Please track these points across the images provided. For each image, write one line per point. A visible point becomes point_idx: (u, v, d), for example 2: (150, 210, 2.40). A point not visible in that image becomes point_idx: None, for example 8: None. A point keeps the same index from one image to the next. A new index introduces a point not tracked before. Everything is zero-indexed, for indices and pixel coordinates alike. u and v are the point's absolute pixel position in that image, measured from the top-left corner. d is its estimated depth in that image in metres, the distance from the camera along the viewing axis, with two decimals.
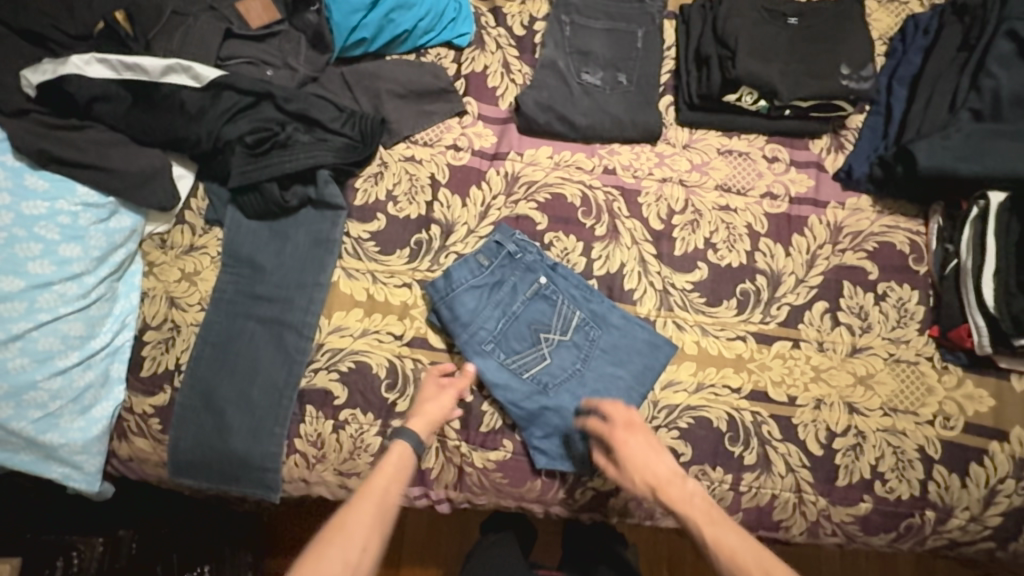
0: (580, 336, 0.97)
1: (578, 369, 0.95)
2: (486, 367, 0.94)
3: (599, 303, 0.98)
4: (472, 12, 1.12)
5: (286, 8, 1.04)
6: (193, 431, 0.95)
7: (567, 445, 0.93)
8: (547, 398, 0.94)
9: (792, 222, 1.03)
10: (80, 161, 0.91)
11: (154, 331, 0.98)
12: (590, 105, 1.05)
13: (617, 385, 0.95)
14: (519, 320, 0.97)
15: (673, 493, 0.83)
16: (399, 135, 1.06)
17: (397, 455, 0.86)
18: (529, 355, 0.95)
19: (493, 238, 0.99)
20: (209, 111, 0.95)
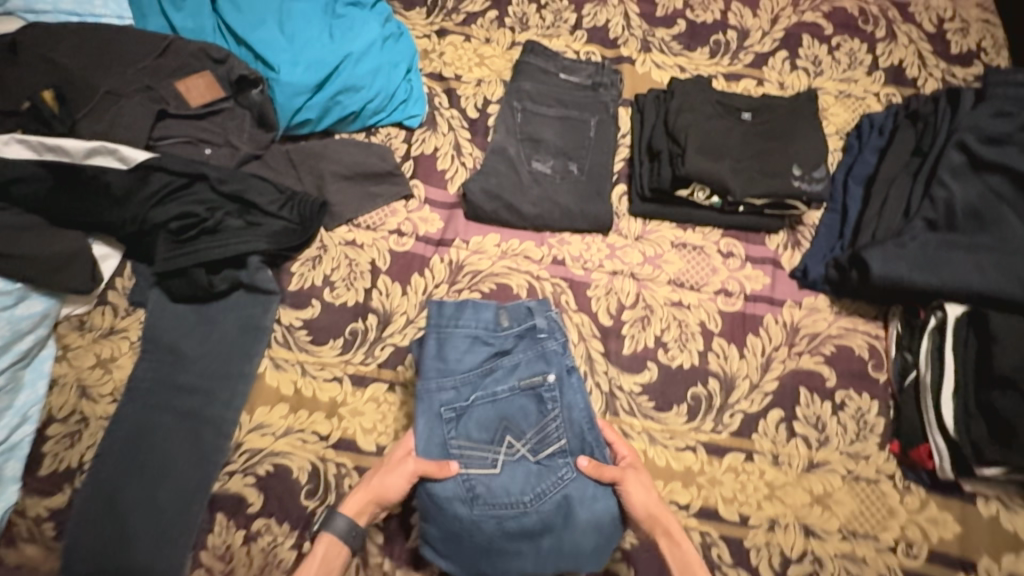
0: (548, 464, 0.82)
1: (521, 501, 0.80)
2: (431, 433, 0.82)
3: (588, 444, 0.83)
4: (425, 93, 1.10)
5: (231, 86, 0.99)
6: (90, 540, 0.86)
7: (463, 561, 0.79)
8: (463, 507, 0.79)
9: (746, 321, 0.98)
10: None
11: (60, 424, 0.91)
12: (540, 194, 1.01)
13: (556, 536, 0.79)
14: (494, 404, 0.85)
15: (672, 524, 0.79)
16: (342, 218, 1.02)
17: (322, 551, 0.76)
18: (479, 452, 0.83)
19: (526, 303, 0.88)
20: (136, 194, 0.91)
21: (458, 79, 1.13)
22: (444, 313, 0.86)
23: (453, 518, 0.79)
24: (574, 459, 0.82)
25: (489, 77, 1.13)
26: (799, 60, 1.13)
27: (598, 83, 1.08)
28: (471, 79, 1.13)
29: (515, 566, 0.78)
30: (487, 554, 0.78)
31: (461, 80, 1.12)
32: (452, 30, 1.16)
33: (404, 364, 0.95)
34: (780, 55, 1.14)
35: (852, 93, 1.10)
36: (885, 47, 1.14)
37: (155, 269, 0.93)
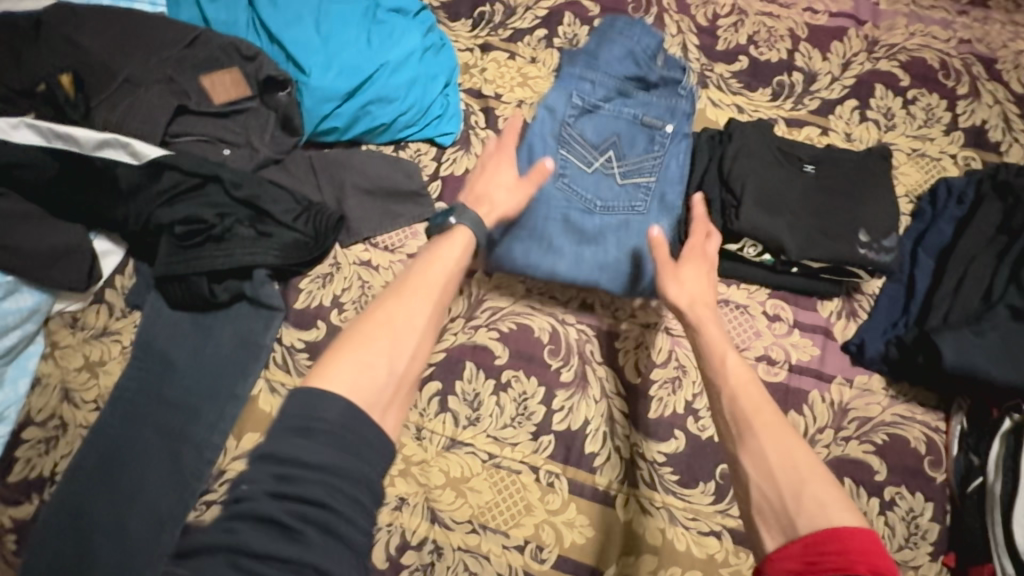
0: (629, 190, 0.92)
1: (592, 204, 0.92)
2: (546, 137, 0.93)
3: (669, 199, 0.92)
4: (462, 110, 1.03)
5: (257, 85, 0.94)
6: (49, 558, 0.80)
7: (519, 231, 0.90)
8: (550, 186, 0.92)
9: (788, 396, 0.88)
10: None
11: (37, 427, 0.85)
12: (576, 229, 0.91)
13: (599, 250, 0.90)
14: (616, 120, 0.94)
15: (708, 314, 0.75)
16: (359, 236, 0.95)
17: (453, 238, 0.74)
18: (600, 128, 0.94)
19: (682, 63, 0.98)
20: (145, 193, 0.85)
21: (498, 98, 1.06)
22: (597, 36, 0.97)
23: (531, 207, 0.91)
24: (653, 203, 0.92)
25: (531, 98, 1.06)
26: (869, 111, 1.04)
27: None
28: (511, 99, 1.06)
29: (556, 261, 0.90)
30: (536, 237, 0.90)
31: (502, 99, 1.05)
32: (496, 46, 1.10)
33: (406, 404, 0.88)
34: (849, 103, 1.04)
35: (927, 153, 1.01)
36: (966, 105, 1.04)
37: (155, 273, 0.87)
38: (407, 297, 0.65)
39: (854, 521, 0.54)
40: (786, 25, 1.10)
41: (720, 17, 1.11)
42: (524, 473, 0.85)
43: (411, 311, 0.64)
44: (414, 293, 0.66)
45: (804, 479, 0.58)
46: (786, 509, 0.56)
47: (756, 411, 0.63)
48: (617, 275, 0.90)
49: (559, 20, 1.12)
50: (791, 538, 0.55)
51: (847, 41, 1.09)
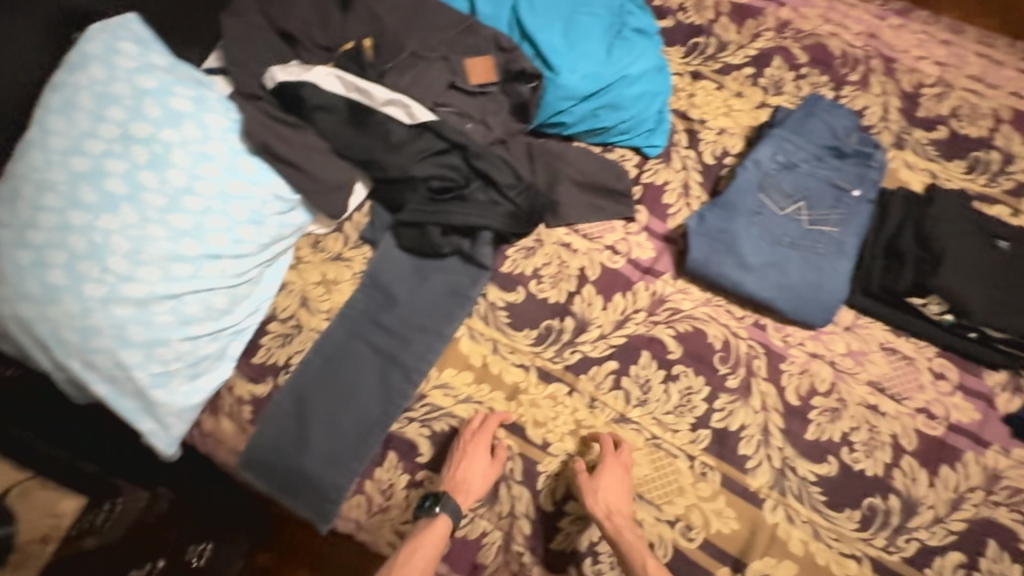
0: (812, 235, 0.98)
1: (780, 240, 0.98)
2: (746, 180, 1.00)
3: (847, 250, 0.97)
4: (670, 127, 1.13)
5: (507, 75, 1.07)
6: (276, 432, 0.95)
7: (716, 241, 0.99)
8: (745, 222, 0.99)
9: (943, 450, 0.93)
10: (290, 158, 0.93)
11: (279, 323, 1.01)
12: (770, 255, 0.98)
13: (780, 280, 0.97)
14: (811, 178, 1.01)
15: (623, 525, 0.85)
16: (564, 221, 1.06)
17: (434, 529, 0.85)
18: (796, 182, 1.01)
19: (874, 141, 1.04)
20: (409, 146, 0.99)
21: (703, 122, 1.15)
22: (804, 107, 1.04)
23: (728, 226, 0.99)
24: (833, 251, 0.97)
25: (733, 129, 1.15)
26: None
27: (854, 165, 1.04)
28: (714, 126, 1.15)
29: (739, 277, 0.97)
30: (729, 252, 0.98)
31: (706, 124, 1.15)
32: (706, 76, 1.20)
33: (587, 374, 0.98)
34: None
35: None
36: None
37: (399, 215, 1.02)
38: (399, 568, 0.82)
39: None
40: (992, 105, 1.14)
41: (925, 87, 1.16)
42: (680, 459, 0.93)
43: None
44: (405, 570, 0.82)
45: None
46: None
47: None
48: (792, 307, 0.97)
49: (768, 62, 1.20)
50: None
51: None
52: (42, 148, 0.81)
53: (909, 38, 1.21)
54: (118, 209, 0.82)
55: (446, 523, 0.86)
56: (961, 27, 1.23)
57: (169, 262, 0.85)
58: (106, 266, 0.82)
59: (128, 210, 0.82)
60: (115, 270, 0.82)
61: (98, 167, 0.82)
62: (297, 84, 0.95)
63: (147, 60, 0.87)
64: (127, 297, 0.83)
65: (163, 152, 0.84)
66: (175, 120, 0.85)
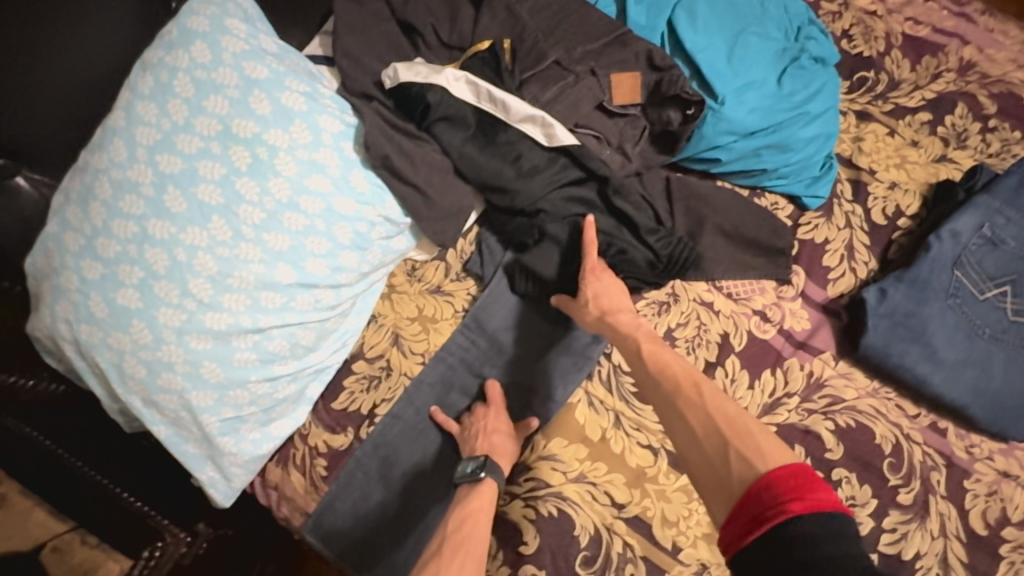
0: (1017, 329, 0.82)
1: (977, 331, 0.82)
2: (942, 253, 0.83)
3: None
4: (835, 176, 0.96)
5: (655, 98, 0.91)
6: (356, 496, 0.81)
7: (899, 324, 0.82)
8: (938, 304, 0.82)
9: None
10: (412, 179, 0.78)
11: (366, 362, 0.86)
12: (965, 350, 0.81)
13: (973, 380, 0.81)
14: (1020, 259, 0.83)
15: (622, 318, 0.77)
16: (706, 275, 0.90)
17: (481, 493, 0.74)
18: (1000, 262, 0.83)
19: None
20: (545, 172, 0.84)
21: (872, 173, 0.98)
22: (1016, 172, 0.88)
23: (915, 306, 0.82)
24: None
25: (908, 184, 0.97)
26: None
27: None
28: (885, 178, 0.98)
29: (925, 371, 0.81)
30: (915, 340, 0.82)
31: (875, 176, 0.98)
32: (875, 118, 1.02)
33: None
34: None
35: None
36: None
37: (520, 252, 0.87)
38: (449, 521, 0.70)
39: (789, 460, 0.55)
40: None
41: None
42: None
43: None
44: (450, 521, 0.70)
45: (729, 440, 0.59)
46: (723, 470, 0.57)
47: (673, 387, 0.66)
48: (986, 415, 0.80)
49: (949, 108, 1.03)
50: (733, 500, 0.55)
51: None
52: (130, 143, 0.68)
53: None
54: (209, 221, 0.68)
55: (492, 485, 0.75)
56: None
57: (260, 289, 0.71)
58: (187, 291, 0.68)
59: (220, 224, 0.68)
60: (196, 295, 0.68)
61: (192, 170, 0.68)
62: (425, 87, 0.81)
63: (257, 45, 0.73)
64: (206, 330, 0.69)
65: (268, 157, 0.70)
66: (285, 119, 0.71)
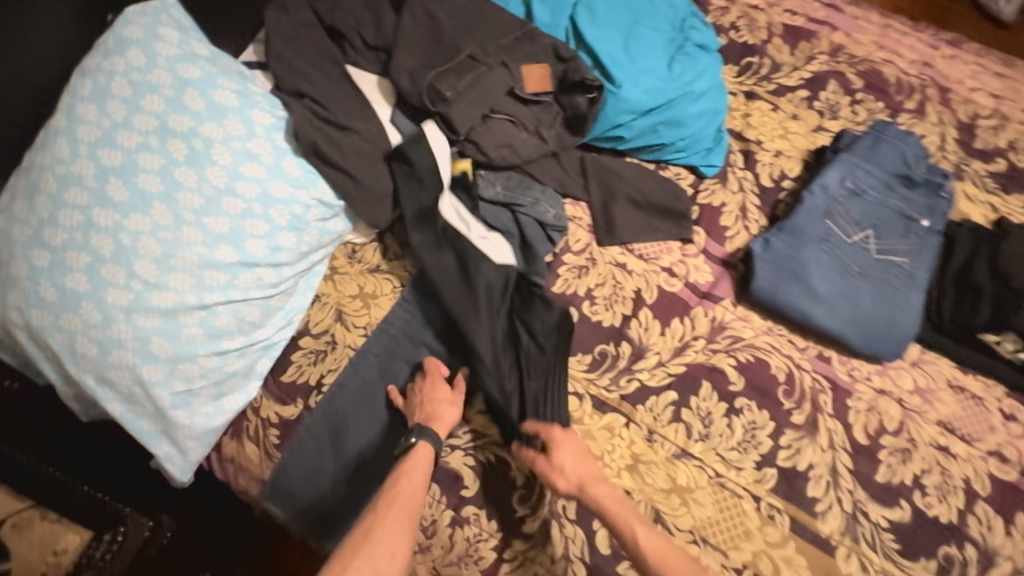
0: (882, 266, 0.94)
1: (849, 270, 0.93)
2: (813, 205, 0.96)
3: (918, 281, 0.93)
4: (727, 147, 1.09)
5: (562, 86, 1.02)
6: (307, 461, 0.87)
7: (781, 268, 0.94)
8: (814, 249, 0.94)
9: (1019, 497, 0.88)
10: (337, 161, 0.86)
11: (312, 338, 0.92)
12: (841, 286, 0.93)
13: (850, 312, 0.92)
14: (881, 206, 0.96)
15: (601, 492, 0.80)
16: (618, 240, 1.01)
17: (416, 458, 0.81)
18: (864, 211, 0.96)
19: (940, 169, 1.00)
20: (483, 276, 0.92)
21: (759, 144, 1.11)
22: (873, 133, 1.01)
23: (794, 252, 0.94)
24: (905, 283, 0.93)
25: (790, 151, 1.11)
26: None
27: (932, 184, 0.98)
28: (771, 148, 1.11)
29: (807, 307, 0.92)
30: (796, 281, 0.93)
31: (762, 146, 1.11)
32: (761, 96, 1.16)
33: (644, 404, 0.91)
34: None
35: None
36: None
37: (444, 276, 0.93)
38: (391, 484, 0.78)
39: None
40: None
41: (981, 118, 1.14)
42: (745, 501, 0.86)
43: (395, 533, 0.73)
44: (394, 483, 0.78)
45: None
46: None
47: None
48: (862, 341, 0.92)
49: (823, 85, 1.17)
50: None
51: None
52: (73, 141, 0.74)
53: (962, 69, 1.20)
54: (151, 209, 0.75)
55: (427, 449, 0.82)
56: (1012, 61, 1.23)
57: (203, 269, 0.77)
58: (133, 272, 0.74)
59: (161, 211, 0.75)
60: (143, 276, 0.75)
61: (132, 162, 0.75)
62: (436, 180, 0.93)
63: (189, 48, 0.80)
64: (153, 307, 0.75)
65: (203, 148, 0.77)
66: (218, 114, 0.78)
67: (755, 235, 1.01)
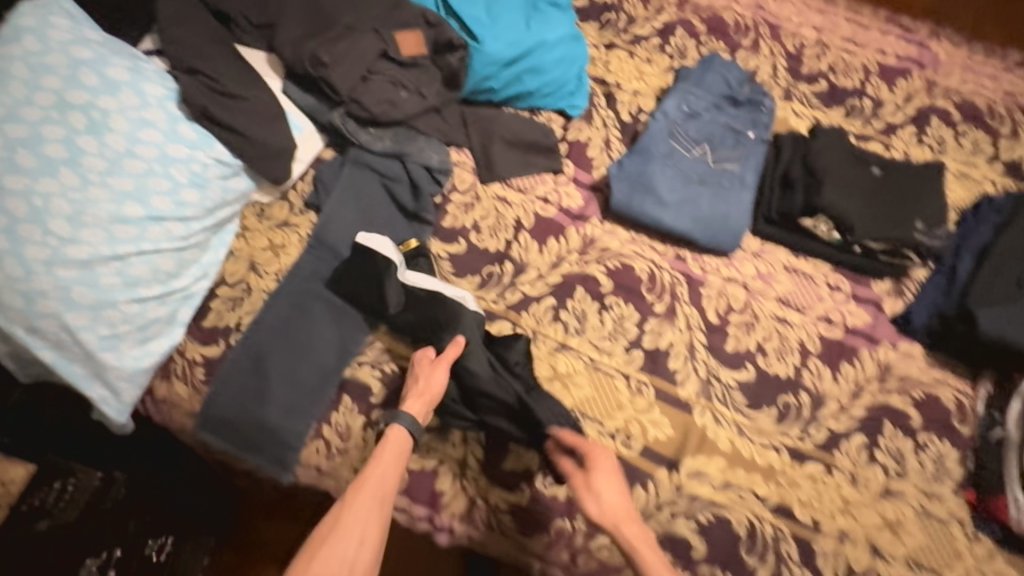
0: (718, 173, 1.11)
1: (690, 179, 1.10)
2: (658, 129, 1.12)
3: (747, 182, 1.11)
4: (589, 91, 1.24)
5: (434, 48, 1.16)
6: (233, 390, 0.97)
7: (633, 184, 1.10)
8: (660, 165, 1.10)
9: (843, 350, 1.06)
10: (227, 122, 0.98)
11: (228, 287, 1.04)
12: (683, 193, 1.09)
13: (692, 213, 1.08)
14: (713, 123, 1.14)
15: (630, 528, 0.86)
16: (497, 177, 1.15)
17: (392, 446, 0.89)
18: (700, 128, 1.13)
19: (763, 89, 1.19)
20: (467, 325, 0.98)
21: (618, 87, 1.27)
22: (703, 64, 1.19)
23: (643, 169, 1.10)
24: (736, 184, 1.11)
25: (646, 91, 1.27)
26: (925, 136, 1.24)
27: (754, 101, 1.16)
28: (629, 89, 1.27)
29: (657, 213, 1.08)
30: (646, 193, 1.09)
31: (621, 88, 1.27)
32: (619, 47, 1.32)
33: (528, 311, 1.06)
34: (908, 128, 1.25)
35: (973, 176, 1.20)
36: (1007, 143, 1.24)
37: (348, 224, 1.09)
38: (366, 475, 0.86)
39: None
40: (861, 61, 1.32)
41: (806, 47, 1.33)
42: (617, 378, 1.01)
43: (365, 521, 0.83)
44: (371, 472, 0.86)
45: None
46: None
47: None
48: (706, 236, 1.09)
49: (672, 33, 1.34)
50: None
51: (911, 79, 1.30)
52: None
53: (790, 9, 1.39)
54: (58, 173, 0.86)
55: (397, 437, 0.90)
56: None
57: (113, 224, 0.89)
58: (48, 229, 0.85)
59: (68, 174, 0.86)
60: (57, 232, 0.86)
61: (36, 133, 0.85)
62: (386, 265, 1.00)
63: (81, 35, 0.92)
64: (70, 259, 0.86)
65: (102, 118, 0.89)
66: (113, 88, 0.90)
67: (614, 159, 1.16)
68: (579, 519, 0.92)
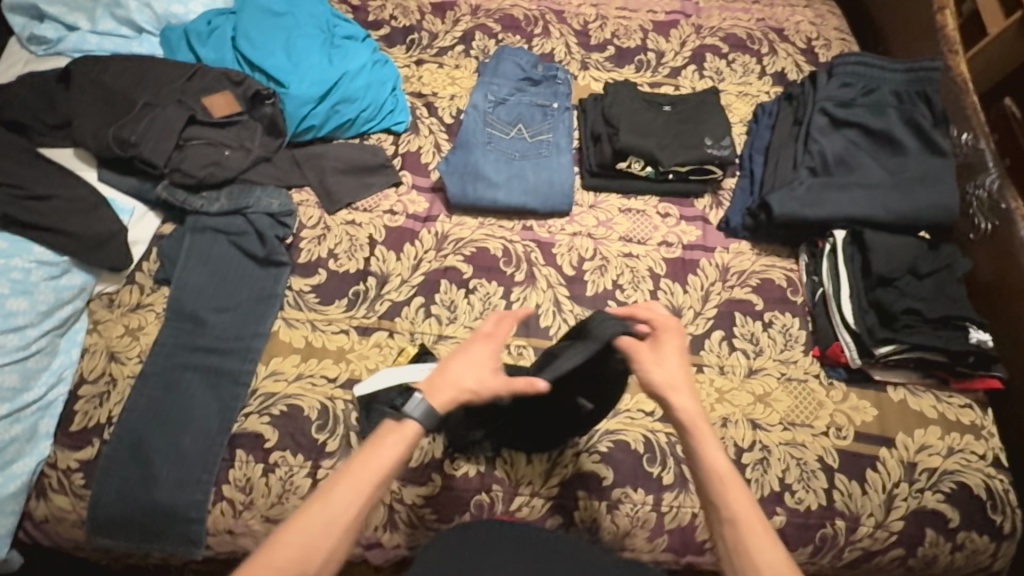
0: (534, 145, 1.25)
1: (511, 157, 1.23)
2: (471, 121, 1.26)
3: (562, 147, 1.25)
4: (409, 105, 1.32)
5: (246, 103, 1.21)
6: (118, 481, 0.94)
7: (462, 173, 1.20)
8: (481, 151, 1.22)
9: (686, 265, 1.17)
10: (42, 223, 1.02)
11: (90, 385, 1.00)
12: (508, 170, 1.21)
13: (521, 184, 1.20)
14: (518, 106, 1.29)
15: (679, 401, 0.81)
16: (341, 203, 1.19)
17: (402, 436, 0.74)
18: (508, 112, 1.28)
19: (555, 66, 1.36)
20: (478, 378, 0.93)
21: (435, 95, 1.35)
22: (497, 56, 1.36)
23: (468, 158, 1.21)
24: (553, 150, 1.25)
25: (461, 92, 1.35)
26: (705, 71, 1.43)
27: (547, 77, 1.34)
28: (445, 94, 1.35)
29: (491, 192, 1.19)
30: (476, 178, 1.19)
31: (438, 95, 1.35)
32: (427, 61, 1.41)
33: (401, 315, 1.10)
34: (689, 68, 1.43)
35: (750, 93, 1.40)
36: (770, 59, 1.45)
37: (195, 289, 1.08)
38: (360, 469, 0.71)
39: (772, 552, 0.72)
40: (636, 23, 1.50)
41: (589, 23, 1.49)
42: None
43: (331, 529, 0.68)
44: (367, 467, 0.71)
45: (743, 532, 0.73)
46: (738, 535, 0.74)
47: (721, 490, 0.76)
48: (540, 202, 1.20)
49: (472, 37, 1.44)
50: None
51: (681, 28, 1.49)
52: None
53: None
54: None
55: (419, 426, 0.74)
56: None
57: None
58: None
59: None
60: None
61: None
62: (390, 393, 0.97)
63: None
64: None
65: None
66: None
67: (444, 156, 1.25)
68: (494, 488, 0.97)
